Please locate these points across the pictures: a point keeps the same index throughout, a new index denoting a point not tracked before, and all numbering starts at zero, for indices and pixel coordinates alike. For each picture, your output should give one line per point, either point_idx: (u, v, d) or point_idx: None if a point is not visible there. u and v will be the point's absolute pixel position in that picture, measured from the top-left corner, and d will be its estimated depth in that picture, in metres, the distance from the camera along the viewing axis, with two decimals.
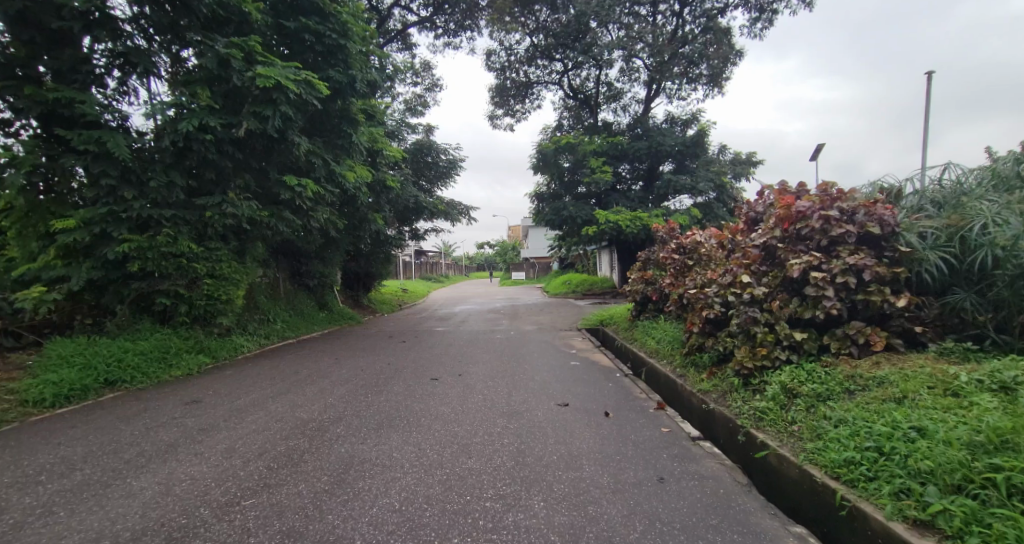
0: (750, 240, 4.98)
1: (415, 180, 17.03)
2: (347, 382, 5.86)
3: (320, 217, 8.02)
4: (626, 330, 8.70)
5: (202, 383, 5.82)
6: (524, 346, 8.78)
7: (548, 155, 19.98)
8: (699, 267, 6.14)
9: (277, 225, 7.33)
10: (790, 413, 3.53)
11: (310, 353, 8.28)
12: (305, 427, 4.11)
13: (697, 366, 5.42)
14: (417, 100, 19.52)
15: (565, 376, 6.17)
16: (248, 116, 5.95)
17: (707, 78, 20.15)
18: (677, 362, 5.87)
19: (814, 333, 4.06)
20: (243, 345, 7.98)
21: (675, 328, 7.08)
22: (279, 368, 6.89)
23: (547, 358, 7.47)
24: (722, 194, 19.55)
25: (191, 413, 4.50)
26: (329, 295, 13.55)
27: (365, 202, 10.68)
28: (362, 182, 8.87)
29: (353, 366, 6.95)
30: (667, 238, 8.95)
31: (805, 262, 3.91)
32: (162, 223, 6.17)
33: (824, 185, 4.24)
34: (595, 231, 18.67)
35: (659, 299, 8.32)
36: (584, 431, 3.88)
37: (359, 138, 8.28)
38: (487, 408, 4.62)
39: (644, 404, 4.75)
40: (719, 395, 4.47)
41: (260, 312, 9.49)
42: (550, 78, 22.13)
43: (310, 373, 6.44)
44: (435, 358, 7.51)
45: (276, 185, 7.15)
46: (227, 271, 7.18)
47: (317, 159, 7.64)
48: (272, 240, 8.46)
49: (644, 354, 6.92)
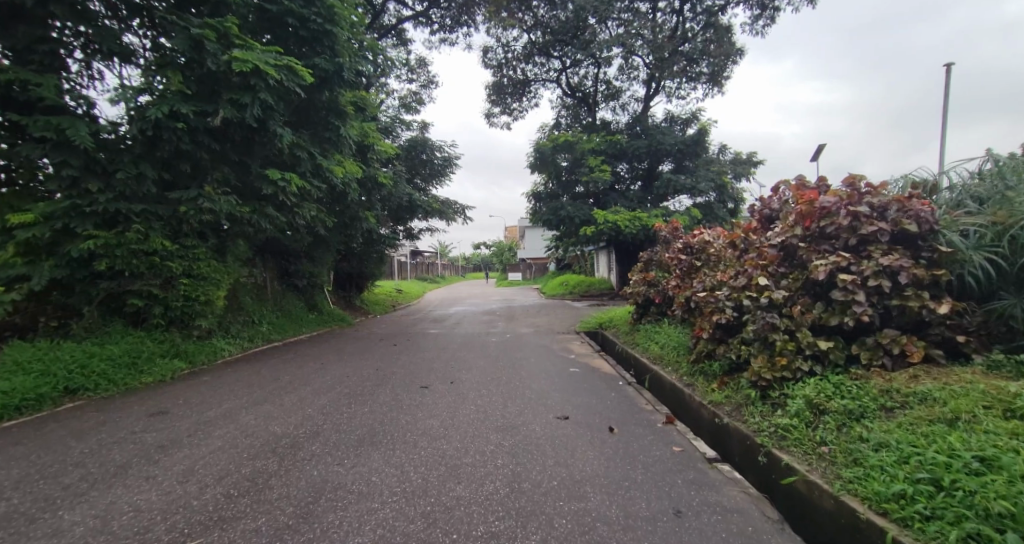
0: (766, 239, 4.62)
1: (410, 178, 16.62)
2: (330, 390, 5.45)
3: (307, 213, 7.61)
4: (627, 333, 8.33)
5: (173, 391, 5.39)
6: (520, 351, 8.39)
7: (546, 153, 19.67)
8: (707, 269, 5.77)
9: (259, 222, 6.91)
10: (818, 432, 3.15)
11: (295, 357, 7.86)
12: (277, 444, 3.69)
13: (706, 375, 5.04)
14: (412, 97, 19.15)
15: (564, 384, 5.78)
16: (224, 103, 5.54)
17: (707, 76, 19.86)
18: (683, 370, 5.50)
19: (840, 342, 3.70)
20: (224, 349, 7.54)
21: (680, 332, 6.70)
22: (260, 373, 6.47)
23: (544, 364, 7.08)
24: (722, 195, 19.17)
25: (153, 426, 4.07)
26: (319, 296, 13.11)
27: (356, 200, 10.28)
28: (352, 178, 8.48)
29: (339, 371, 6.55)
30: (671, 238, 8.58)
31: (832, 263, 3.56)
32: (132, 219, 5.74)
33: (852, 178, 3.87)
34: (594, 231, 18.31)
35: (662, 301, 7.96)
36: (587, 450, 3.49)
37: (349, 131, 7.89)
38: (479, 422, 4.22)
39: (652, 417, 4.37)
40: (733, 408, 4.10)
41: (243, 314, 9.06)
42: (548, 76, 21.79)
43: (292, 380, 6.03)
44: (426, 364, 7.11)
45: (258, 179, 6.74)
46: (205, 271, 6.75)
47: (302, 152, 7.23)
48: (256, 238, 8.04)
49: (647, 360, 6.55)
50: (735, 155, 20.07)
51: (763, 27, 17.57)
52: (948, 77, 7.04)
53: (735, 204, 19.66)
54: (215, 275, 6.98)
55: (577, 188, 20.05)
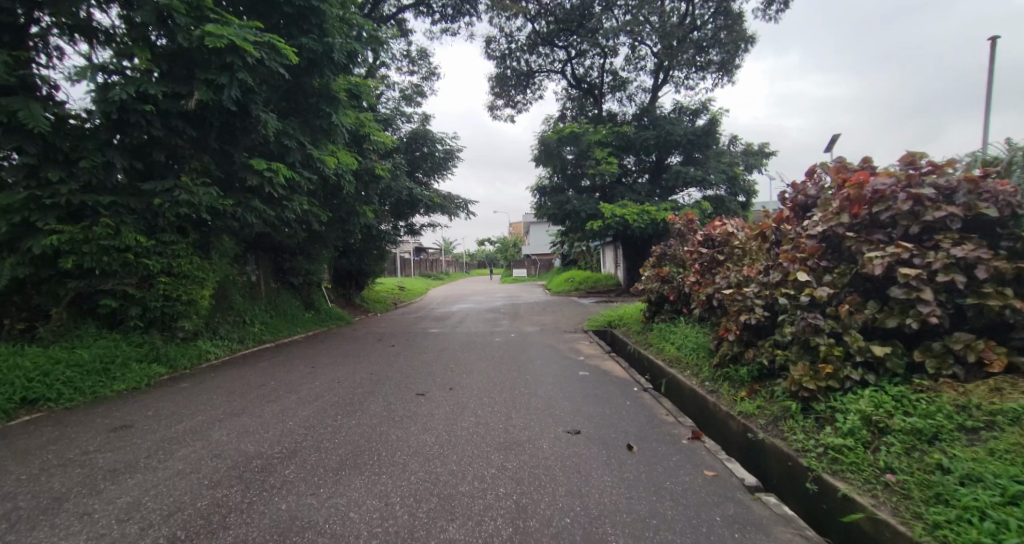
0: (802, 229, 4.08)
1: (411, 172, 16.15)
2: (317, 399, 4.98)
3: (296, 207, 7.14)
4: (640, 333, 7.84)
5: (145, 401, 4.92)
6: (525, 352, 7.90)
7: (551, 145, 19.11)
8: (732, 263, 5.25)
9: (245, 216, 6.45)
10: (880, 456, 2.64)
11: (286, 360, 7.41)
12: (245, 467, 3.20)
13: (733, 381, 4.54)
14: (413, 89, 18.62)
15: (574, 390, 5.30)
16: (198, 83, 5.06)
17: (716, 66, 19.26)
18: (706, 376, 5.00)
19: (899, 347, 3.17)
20: (210, 351, 7.11)
21: (699, 333, 6.19)
22: (245, 379, 6.02)
23: (550, 367, 6.60)
24: (734, 188, 18.56)
25: (110, 445, 3.59)
26: (316, 294, 12.68)
27: (352, 194, 9.81)
28: (347, 169, 8.01)
29: (331, 376, 6.08)
30: (686, 232, 8.06)
31: (891, 255, 3.03)
32: (101, 212, 5.27)
33: (910, 155, 3.32)
34: (600, 226, 17.76)
35: (677, 299, 7.46)
36: (603, 476, 2.99)
37: (342, 118, 7.41)
38: (479, 438, 3.73)
39: (674, 430, 3.87)
40: (769, 422, 3.59)
41: (233, 314, 8.62)
42: (553, 67, 21.19)
43: (278, 387, 5.57)
44: (425, 367, 6.65)
45: (242, 169, 6.27)
46: (187, 269, 6.33)
47: (290, 140, 6.76)
48: (244, 233, 7.59)
49: (663, 363, 6.04)
50: (746, 146, 19.38)
51: (776, 12, 16.90)
52: (991, 53, 6.46)
53: (747, 197, 19.00)
54: (197, 273, 6.54)
55: (583, 182, 19.58)
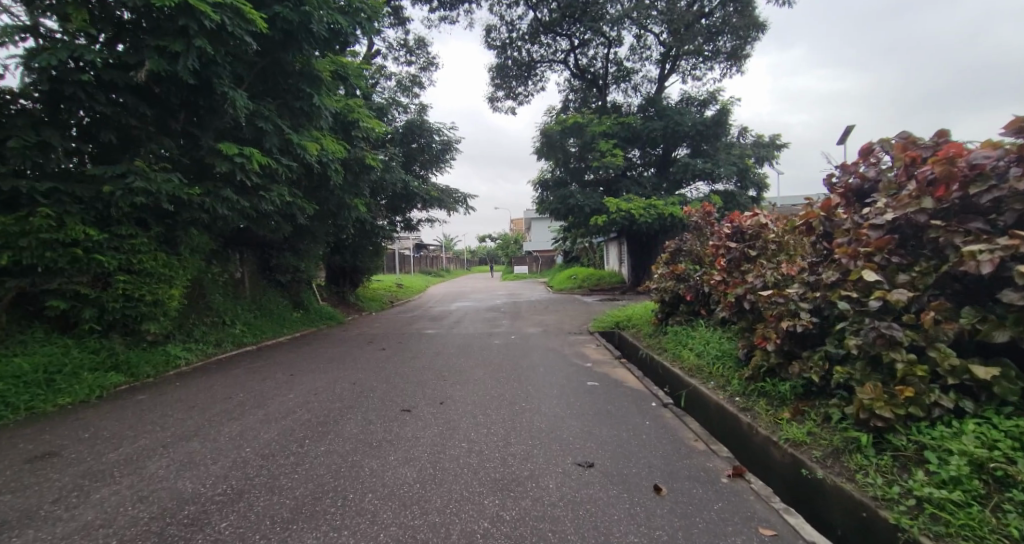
0: (861, 218, 3.38)
1: (408, 164, 15.49)
2: (286, 417, 4.30)
3: (274, 197, 6.48)
4: (652, 336, 7.17)
5: (87, 418, 4.26)
6: (526, 357, 7.25)
7: (554, 136, 18.38)
8: (765, 259, 4.55)
9: (214, 207, 5.80)
10: (1007, 518, 1.96)
11: (266, 365, 6.77)
12: (172, 517, 2.52)
13: (771, 399, 3.87)
14: (411, 79, 17.89)
15: (582, 404, 4.64)
16: (148, 51, 4.40)
17: (725, 55, 18.56)
18: (737, 390, 4.32)
19: (1007, 367, 2.49)
20: (179, 357, 6.47)
21: (723, 340, 5.51)
22: (211, 389, 5.36)
23: (554, 375, 5.94)
24: (744, 181, 17.69)
25: (15, 482, 2.90)
26: (306, 292, 12.04)
27: (340, 185, 9.14)
28: (333, 157, 7.35)
29: (308, 387, 5.41)
30: (703, 225, 7.36)
31: (1006, 249, 2.33)
32: (41, 201, 4.61)
33: (1019, 121, 2.57)
34: (605, 221, 17.07)
35: (694, 299, 6.78)
36: (628, 534, 2.31)
37: (324, 100, 6.75)
38: (470, 475, 3.05)
39: (707, 462, 3.20)
40: (829, 456, 2.90)
41: (211, 316, 7.98)
42: (555, 57, 20.43)
43: (246, 400, 4.89)
44: (416, 375, 5.99)
45: (210, 154, 5.61)
46: (150, 266, 5.67)
47: (266, 122, 6.10)
48: (219, 227, 6.93)
49: (682, 372, 5.37)
50: (756, 138, 18.62)
51: None
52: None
53: (758, 191, 18.26)
54: (162, 271, 5.89)
55: (587, 176, 18.90)
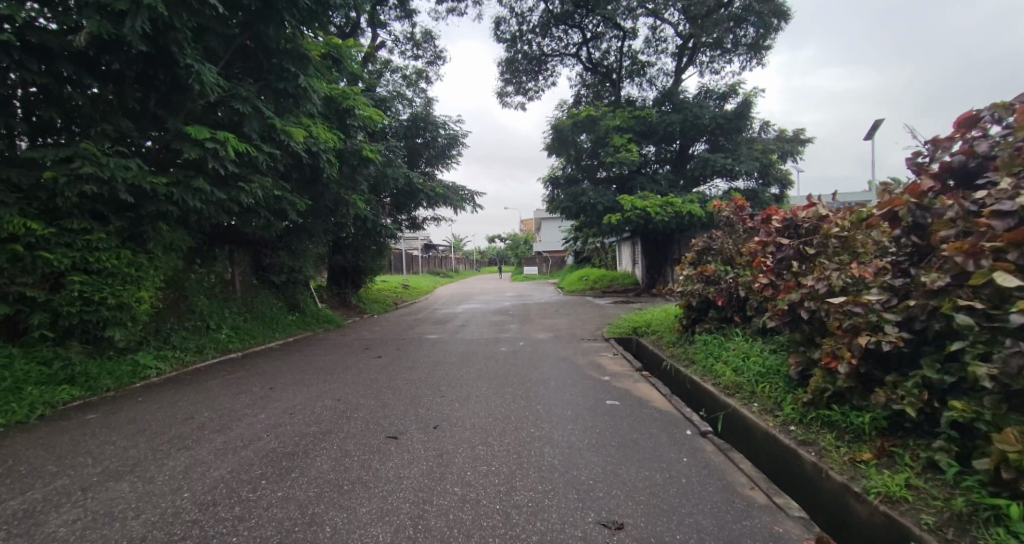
0: (974, 204, 2.58)
1: (413, 159, 14.90)
2: (248, 445, 3.60)
3: (254, 189, 5.83)
4: (678, 345, 6.42)
5: (10, 445, 3.56)
6: (535, 367, 6.52)
7: (565, 131, 17.63)
8: (826, 258, 3.76)
9: (182, 198, 5.16)
10: None
11: (245, 376, 6.12)
12: None
13: (843, 434, 3.09)
14: (417, 74, 17.22)
15: (603, 431, 3.90)
16: (91, 11, 3.87)
17: (745, 47, 17.81)
18: (793, 418, 3.54)
19: None
20: (149, 368, 5.87)
21: (766, 353, 4.73)
22: (173, 407, 4.67)
23: (566, 391, 5.20)
24: (766, 177, 16.73)
25: None
26: (303, 294, 11.44)
27: (336, 178, 8.48)
28: (323, 145, 6.71)
29: (284, 405, 4.73)
30: (735, 221, 6.59)
31: None
32: None
33: None
34: (619, 219, 16.23)
35: (726, 304, 6.00)
36: None
37: (311, 81, 6.11)
38: (461, 539, 2.30)
39: (772, 524, 2.43)
40: (948, 524, 2.09)
41: (192, 320, 7.37)
42: (567, 51, 19.65)
43: (208, 421, 4.21)
44: (409, 389, 5.29)
45: (176, 138, 4.99)
46: (111, 265, 5.10)
47: (243, 104, 5.47)
48: (196, 223, 6.31)
49: (717, 390, 4.60)
50: (779, 132, 17.64)
51: None
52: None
53: (781, 188, 17.28)
54: (127, 271, 5.29)
55: (600, 173, 18.13)
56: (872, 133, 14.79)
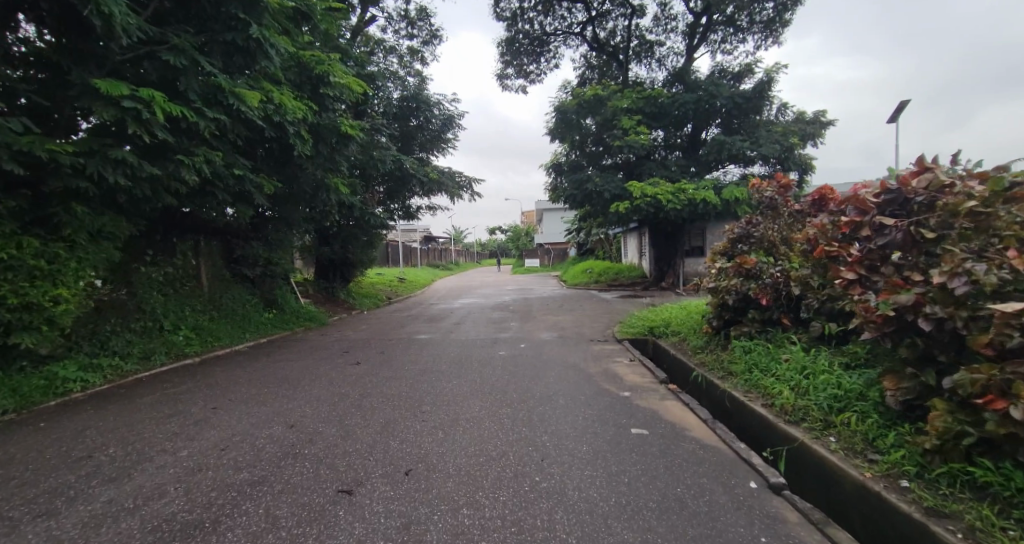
0: None
1: (406, 143, 13.78)
2: (137, 510, 2.54)
3: (195, 161, 4.76)
4: (710, 351, 5.35)
5: None
6: (539, 378, 5.48)
7: (570, 114, 16.46)
8: (955, 244, 2.67)
9: (95, 169, 4.10)
10: None
11: (188, 389, 5.07)
12: None
13: (1014, 509, 2.03)
14: (410, 53, 16.03)
15: (636, 483, 2.84)
16: None
17: (760, 24, 16.64)
18: (909, 468, 2.48)
19: None
20: (71, 381, 4.83)
21: (838, 369, 3.67)
22: (72, 440, 3.60)
23: (577, 413, 4.15)
24: (785, 162, 15.49)
25: None
26: (282, 289, 10.37)
27: (310, 157, 7.40)
28: (285, 113, 5.60)
29: (218, 436, 3.67)
30: (779, 203, 5.49)
31: None
32: None
33: None
34: (627, 208, 15.10)
35: (772, 301, 4.93)
36: None
37: (265, 31, 4.98)
38: None
39: None
40: None
41: (141, 320, 6.35)
42: (571, 30, 18.40)
43: (106, 464, 3.15)
44: (383, 412, 4.24)
45: (83, 92, 3.95)
46: (6, 254, 4.02)
47: (175, 56, 4.40)
48: (132, 205, 5.25)
49: (776, 417, 3.53)
50: (798, 114, 16.44)
51: None
52: None
53: (801, 173, 16.07)
54: (32, 262, 4.22)
55: (606, 159, 17.01)
56: (899, 115, 13.62)
